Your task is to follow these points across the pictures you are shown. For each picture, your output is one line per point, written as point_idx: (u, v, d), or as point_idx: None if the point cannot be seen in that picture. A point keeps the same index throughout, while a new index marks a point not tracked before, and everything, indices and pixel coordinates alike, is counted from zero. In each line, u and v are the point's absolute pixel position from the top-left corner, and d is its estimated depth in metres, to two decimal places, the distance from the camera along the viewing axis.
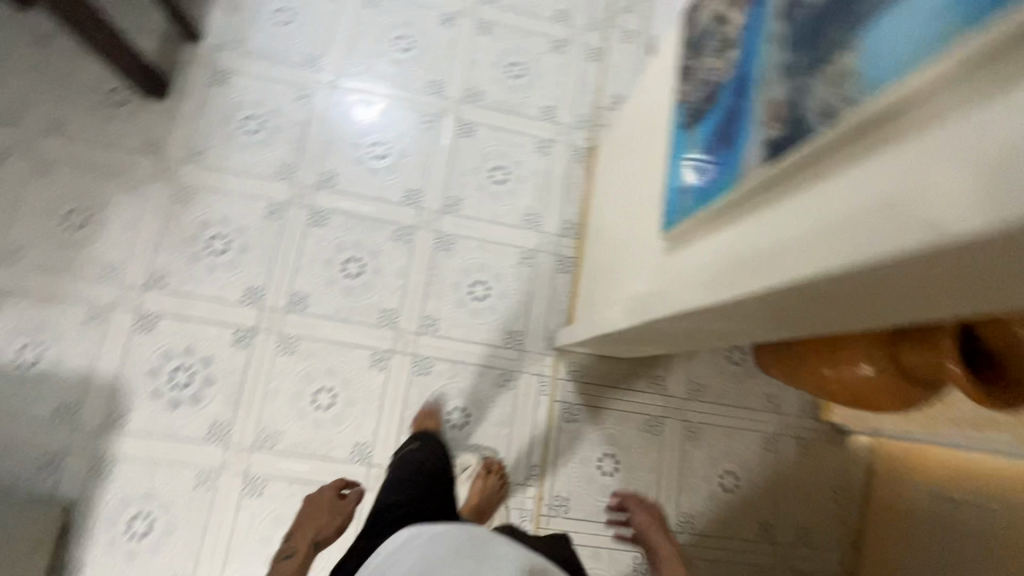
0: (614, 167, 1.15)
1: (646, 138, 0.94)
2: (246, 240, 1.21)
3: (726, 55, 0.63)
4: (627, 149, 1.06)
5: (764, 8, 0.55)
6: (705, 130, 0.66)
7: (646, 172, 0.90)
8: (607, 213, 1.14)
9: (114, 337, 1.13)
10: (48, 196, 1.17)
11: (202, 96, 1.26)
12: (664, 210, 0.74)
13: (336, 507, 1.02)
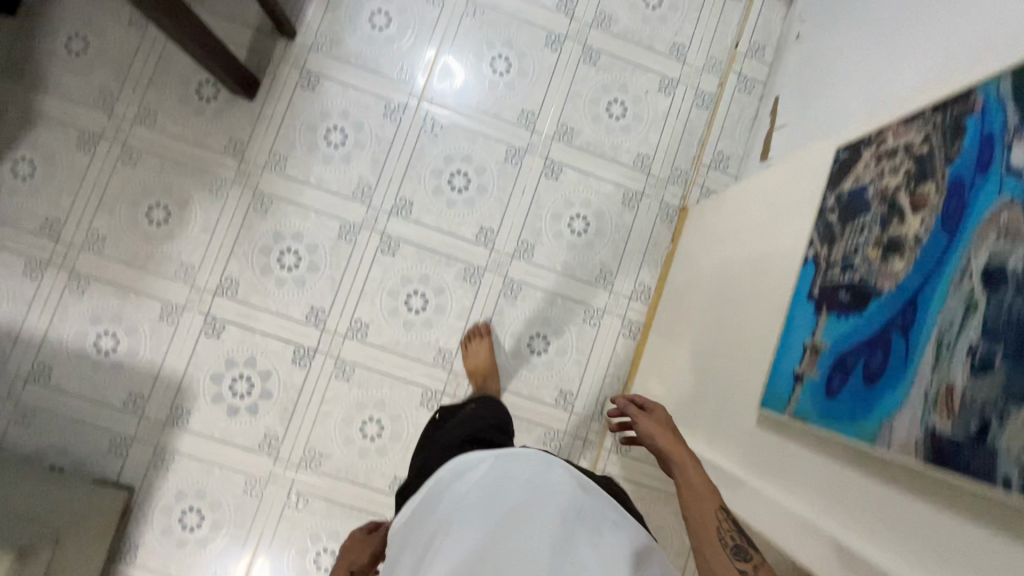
0: (703, 253, 1.07)
1: (749, 258, 0.86)
2: (316, 259, 1.21)
3: (891, 257, 0.54)
4: (723, 248, 0.97)
5: (958, 244, 0.46)
6: (840, 327, 0.58)
7: (749, 300, 0.82)
8: (685, 302, 1.06)
9: (183, 338, 1.17)
10: (133, 186, 1.18)
11: (288, 98, 1.22)
12: (767, 381, 0.68)
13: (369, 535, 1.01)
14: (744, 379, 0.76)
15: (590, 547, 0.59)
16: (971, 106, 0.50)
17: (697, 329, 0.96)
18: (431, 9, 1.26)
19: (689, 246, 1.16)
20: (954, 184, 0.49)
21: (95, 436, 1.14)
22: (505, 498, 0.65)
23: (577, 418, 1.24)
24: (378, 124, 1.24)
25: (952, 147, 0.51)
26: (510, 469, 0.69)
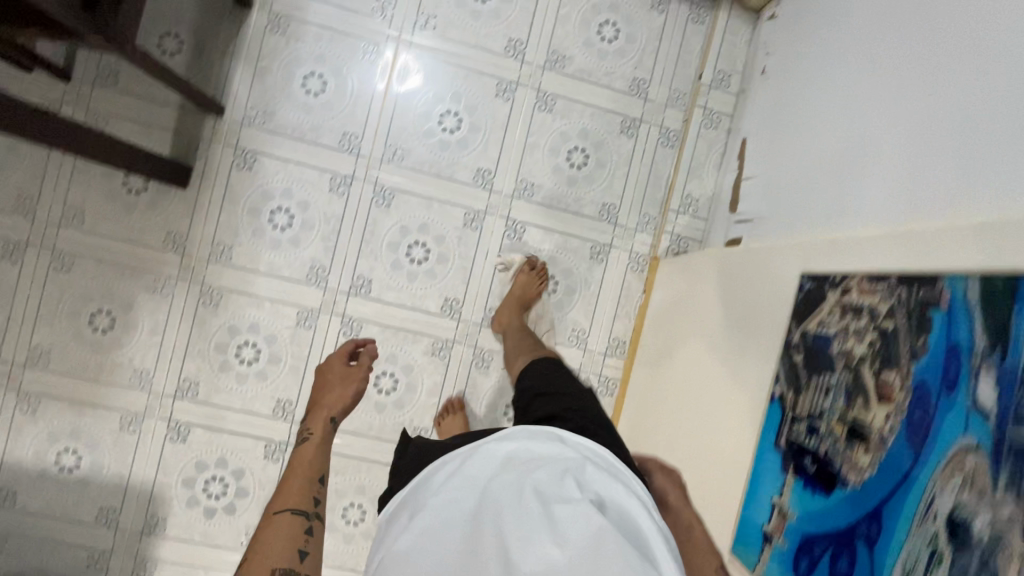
0: (679, 336, 1.04)
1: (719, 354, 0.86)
2: (276, 349, 1.15)
3: (858, 446, 0.57)
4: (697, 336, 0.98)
5: (926, 469, 0.49)
6: (807, 499, 0.62)
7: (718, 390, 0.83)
8: (664, 385, 1.05)
9: (148, 445, 1.13)
10: (71, 293, 1.11)
11: (225, 181, 1.14)
12: (735, 525, 0.72)
13: (348, 375, 0.88)
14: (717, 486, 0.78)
15: (565, 504, 0.61)
16: (936, 296, 0.52)
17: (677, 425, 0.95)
18: (368, 68, 1.16)
19: (664, 317, 1.13)
20: (920, 387, 0.52)
21: (72, 553, 1.12)
22: (483, 475, 0.67)
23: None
24: (325, 201, 1.16)
25: (918, 344, 0.53)
26: (489, 447, 0.71)
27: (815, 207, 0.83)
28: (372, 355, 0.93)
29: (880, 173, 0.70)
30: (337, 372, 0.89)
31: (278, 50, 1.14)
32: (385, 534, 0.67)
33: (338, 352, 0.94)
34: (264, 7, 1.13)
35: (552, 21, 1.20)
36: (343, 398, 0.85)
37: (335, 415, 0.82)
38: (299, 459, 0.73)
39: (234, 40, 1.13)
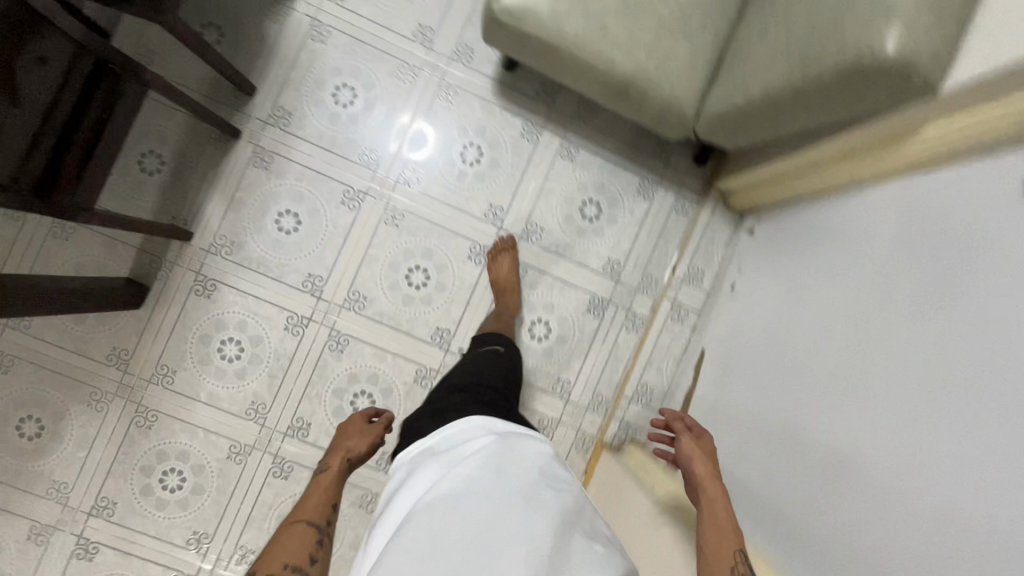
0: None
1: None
2: (202, 479, 1.13)
3: None
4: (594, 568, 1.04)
5: None
6: None
7: None
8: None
9: (52, 560, 1.10)
10: (3, 397, 1.09)
11: (181, 305, 1.13)
12: None
13: (367, 429, 0.83)
14: None
15: (587, 540, 0.58)
16: None
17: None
18: (344, 214, 1.16)
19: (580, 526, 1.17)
20: None
21: None
22: (527, 464, 0.66)
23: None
24: (276, 341, 1.14)
25: None
26: (535, 445, 0.70)
27: (749, 510, 0.86)
28: (390, 423, 0.86)
29: (783, 498, 0.80)
30: (356, 427, 0.83)
31: (257, 184, 1.14)
32: (415, 480, 0.66)
33: (356, 417, 0.85)
34: (250, 139, 1.13)
35: (536, 193, 1.21)
36: (357, 453, 0.79)
37: (351, 458, 0.78)
38: (311, 494, 0.71)
39: (215, 167, 1.13)
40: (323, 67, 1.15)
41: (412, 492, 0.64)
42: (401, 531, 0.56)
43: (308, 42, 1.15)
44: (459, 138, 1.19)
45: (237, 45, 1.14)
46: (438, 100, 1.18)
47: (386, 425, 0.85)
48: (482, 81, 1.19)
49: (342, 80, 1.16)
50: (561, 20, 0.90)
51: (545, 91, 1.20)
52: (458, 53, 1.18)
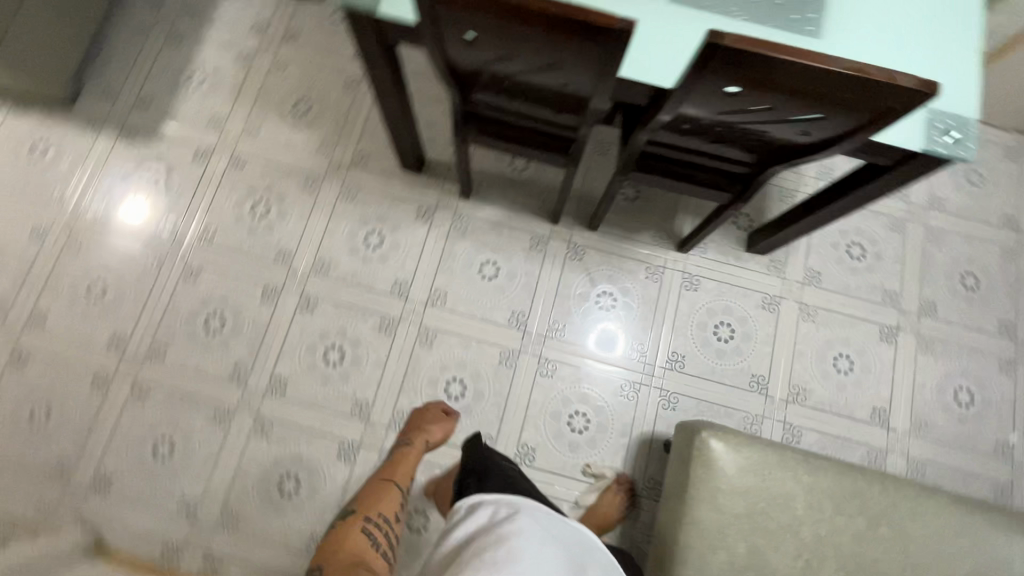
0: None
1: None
2: (258, 231, 1.33)
3: None
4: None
5: None
6: None
7: None
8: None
9: (196, 132, 1.39)
10: (326, 87, 1.43)
11: (410, 197, 1.36)
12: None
13: (443, 420, 1.13)
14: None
15: None
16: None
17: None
18: (502, 315, 1.30)
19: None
20: None
21: (114, 79, 1.41)
22: (578, 548, 0.76)
23: (63, 499, 1.17)
24: (382, 274, 1.31)
25: None
26: (581, 533, 0.80)
27: None
28: (456, 419, 1.15)
29: None
30: (433, 413, 1.15)
31: (517, 241, 1.35)
32: (485, 514, 0.77)
33: (432, 409, 1.16)
34: (551, 232, 1.35)
35: (553, 494, 1.21)
36: (448, 432, 1.13)
37: (428, 441, 1.08)
38: (400, 458, 1.01)
39: (524, 208, 1.36)
40: (626, 280, 1.33)
41: (485, 523, 0.75)
42: (500, 552, 0.67)
43: (643, 266, 1.34)
44: (591, 408, 1.26)
45: (628, 210, 1.37)
46: (621, 383, 1.27)
47: (451, 425, 1.14)
48: (649, 422, 1.25)
49: (619, 298, 1.32)
50: (709, 505, 0.92)
51: (653, 488, 1.22)
52: (667, 396, 1.27)
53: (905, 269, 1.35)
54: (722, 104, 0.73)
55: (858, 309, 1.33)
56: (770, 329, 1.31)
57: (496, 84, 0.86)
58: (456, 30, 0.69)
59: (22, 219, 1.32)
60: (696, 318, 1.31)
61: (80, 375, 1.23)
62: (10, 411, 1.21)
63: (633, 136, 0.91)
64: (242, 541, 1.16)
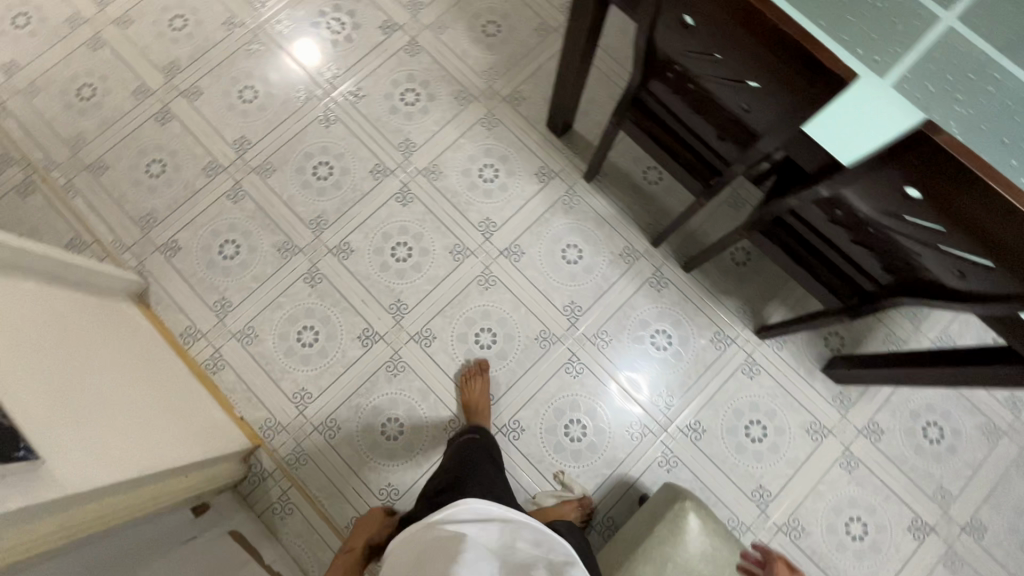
0: (160, 368, 1.11)
1: (101, 359, 0.94)
2: (397, 115, 1.39)
3: None
4: (147, 371, 1.05)
5: None
6: None
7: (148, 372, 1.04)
8: (136, 335, 1.14)
9: (393, 5, 1.46)
10: (520, 21, 1.45)
11: (538, 153, 1.37)
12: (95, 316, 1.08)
13: (379, 520, 1.02)
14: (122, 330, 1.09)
15: None
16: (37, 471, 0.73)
17: (79, 306, 1.03)
18: (561, 299, 1.30)
19: (186, 381, 1.16)
20: None
21: None
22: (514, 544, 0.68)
23: (136, 245, 1.30)
24: (477, 206, 1.34)
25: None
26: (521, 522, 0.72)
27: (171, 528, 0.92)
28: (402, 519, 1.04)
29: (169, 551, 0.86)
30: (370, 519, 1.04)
31: (610, 243, 1.33)
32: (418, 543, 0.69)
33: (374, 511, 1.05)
34: (645, 252, 1.32)
35: (517, 478, 1.22)
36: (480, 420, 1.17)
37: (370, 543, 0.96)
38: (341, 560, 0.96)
39: (633, 216, 1.34)
40: (689, 332, 1.29)
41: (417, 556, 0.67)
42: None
43: (713, 329, 1.29)
44: (592, 425, 1.24)
45: (728, 272, 1.31)
46: (632, 420, 1.24)
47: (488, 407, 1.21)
48: (638, 469, 1.22)
49: (674, 344, 1.28)
50: (656, 569, 0.89)
51: (607, 527, 1.20)
52: (668, 456, 1.23)
53: (975, 477, 1.22)
54: (894, 207, 0.68)
55: (901, 488, 1.22)
56: (801, 455, 1.23)
57: (681, 82, 0.83)
58: (676, 12, 0.67)
59: (224, 7, 1.45)
60: (735, 404, 1.25)
61: (198, 156, 1.35)
62: (134, 154, 1.35)
63: (779, 197, 0.87)
64: (247, 359, 1.25)
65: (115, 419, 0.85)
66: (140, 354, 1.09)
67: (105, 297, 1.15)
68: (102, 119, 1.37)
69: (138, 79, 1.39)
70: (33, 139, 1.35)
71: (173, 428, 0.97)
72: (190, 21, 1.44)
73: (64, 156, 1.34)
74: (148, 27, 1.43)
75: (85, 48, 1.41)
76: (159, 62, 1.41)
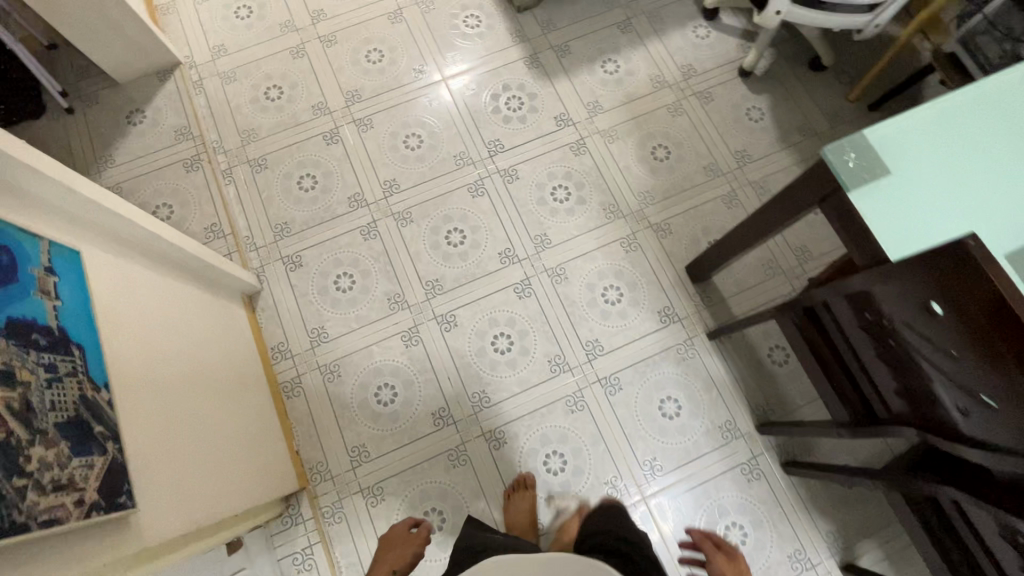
0: (246, 384, 1.11)
1: (204, 373, 0.95)
2: (543, 206, 1.38)
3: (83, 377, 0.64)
4: (235, 387, 1.06)
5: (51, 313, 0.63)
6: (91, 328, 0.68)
7: (234, 395, 1.04)
8: (238, 341, 1.16)
9: (574, 101, 1.47)
10: (690, 156, 1.43)
11: (669, 291, 1.32)
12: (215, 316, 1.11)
13: (407, 538, 1.07)
14: (229, 341, 1.11)
15: None
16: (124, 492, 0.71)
17: (201, 306, 1.06)
18: (644, 451, 1.22)
19: (263, 401, 1.16)
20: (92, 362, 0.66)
21: (562, 16, 1.54)
22: None
23: (264, 248, 1.34)
24: (590, 324, 1.30)
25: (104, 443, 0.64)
26: None
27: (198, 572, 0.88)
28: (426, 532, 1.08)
29: None
30: (397, 535, 1.08)
31: (713, 410, 1.24)
32: None
33: (398, 527, 1.09)
34: (747, 434, 1.23)
35: None
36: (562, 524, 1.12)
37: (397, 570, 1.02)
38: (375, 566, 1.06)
39: (745, 390, 1.26)
40: (768, 538, 1.17)
41: None
42: None
43: (795, 544, 1.17)
44: None
45: (828, 488, 1.20)
46: None
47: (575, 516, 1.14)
48: None
49: (747, 545, 1.17)
50: None
51: None
52: None
53: None
54: None
55: None
56: None
57: (878, 329, 0.77)
58: None
59: (418, 55, 1.51)
60: None
61: (348, 186, 1.39)
62: (292, 165, 1.41)
63: (946, 483, 0.77)
64: (322, 395, 1.24)
65: (198, 447, 0.84)
66: (235, 366, 1.10)
67: (223, 296, 1.18)
68: (277, 122, 1.44)
69: (322, 96, 1.47)
70: (214, 122, 1.44)
71: (242, 459, 0.97)
72: (385, 58, 1.50)
73: (232, 147, 1.42)
74: (347, 52, 1.51)
75: (287, 54, 1.50)
76: (343, 88, 1.48)
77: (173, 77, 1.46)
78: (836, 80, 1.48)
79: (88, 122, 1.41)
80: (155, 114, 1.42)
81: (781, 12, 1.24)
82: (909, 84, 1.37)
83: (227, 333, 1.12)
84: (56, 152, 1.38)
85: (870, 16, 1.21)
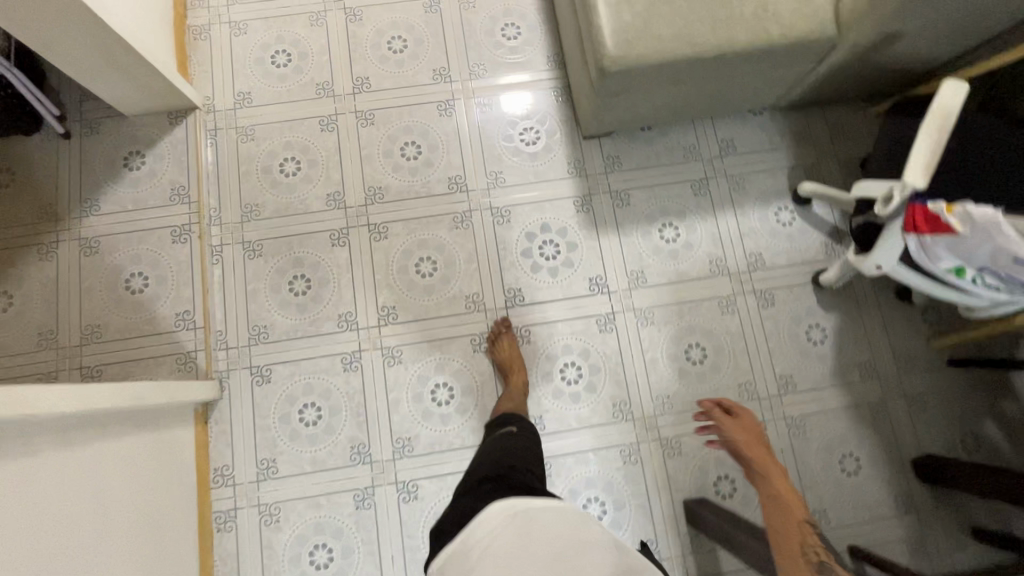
0: (158, 536, 0.99)
1: (96, 565, 0.82)
2: (546, 383, 1.22)
3: None
4: (141, 550, 0.94)
5: None
6: None
7: (138, 561, 0.93)
8: (167, 480, 1.03)
9: (616, 266, 1.28)
10: (726, 366, 1.24)
11: (656, 523, 1.17)
12: (146, 453, 0.99)
13: None
14: (152, 486, 0.99)
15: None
16: None
17: (130, 455, 0.94)
18: None
19: (179, 549, 1.05)
20: None
21: (631, 157, 1.33)
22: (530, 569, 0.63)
23: (235, 350, 1.21)
24: None
25: None
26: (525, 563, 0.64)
27: None
28: None
29: None
30: None
31: None
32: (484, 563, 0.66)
33: None
34: None
35: None
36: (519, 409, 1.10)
37: None
38: None
39: None
40: None
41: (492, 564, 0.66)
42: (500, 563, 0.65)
43: None
44: None
45: None
46: None
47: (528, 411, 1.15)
48: None
49: None
50: None
51: None
52: None
53: None
54: None
55: None
56: None
57: None
58: None
59: (459, 160, 1.31)
60: None
61: (343, 300, 1.24)
62: (289, 260, 1.25)
63: None
64: (256, 538, 1.13)
65: None
66: (149, 519, 0.97)
67: (166, 422, 1.05)
68: (286, 203, 1.28)
69: (340, 186, 1.29)
70: (216, 185, 1.28)
71: None
72: (422, 156, 1.32)
73: (229, 220, 1.26)
74: (381, 137, 1.32)
75: (316, 123, 1.32)
76: (366, 179, 1.30)
77: (184, 122, 1.30)
78: (922, 318, 1.27)
79: (80, 155, 1.26)
80: (155, 163, 1.27)
81: (881, 267, 1.02)
82: (1005, 363, 1.17)
83: (152, 475, 1.00)
84: (39, 183, 1.24)
85: (989, 304, 0.99)
